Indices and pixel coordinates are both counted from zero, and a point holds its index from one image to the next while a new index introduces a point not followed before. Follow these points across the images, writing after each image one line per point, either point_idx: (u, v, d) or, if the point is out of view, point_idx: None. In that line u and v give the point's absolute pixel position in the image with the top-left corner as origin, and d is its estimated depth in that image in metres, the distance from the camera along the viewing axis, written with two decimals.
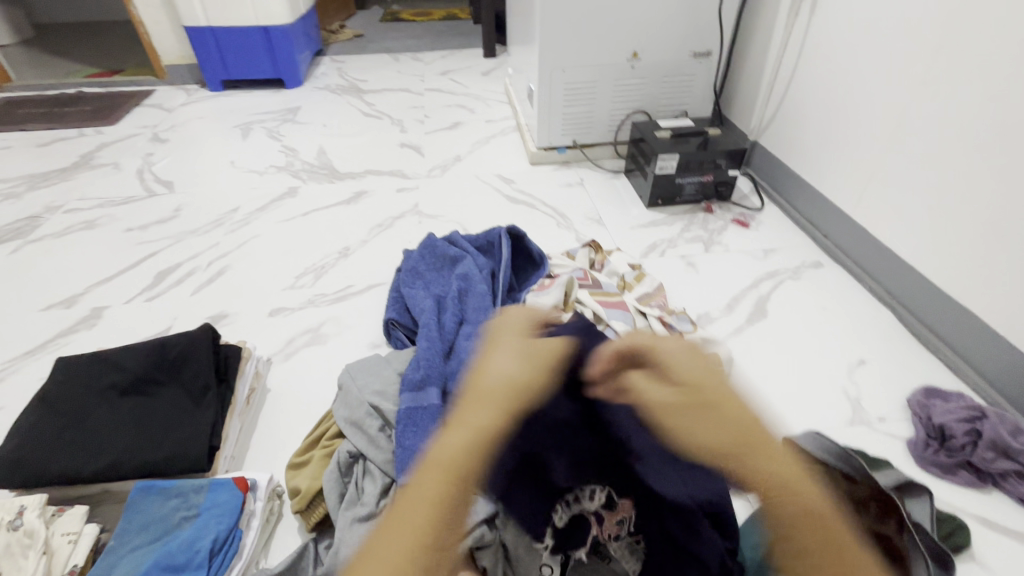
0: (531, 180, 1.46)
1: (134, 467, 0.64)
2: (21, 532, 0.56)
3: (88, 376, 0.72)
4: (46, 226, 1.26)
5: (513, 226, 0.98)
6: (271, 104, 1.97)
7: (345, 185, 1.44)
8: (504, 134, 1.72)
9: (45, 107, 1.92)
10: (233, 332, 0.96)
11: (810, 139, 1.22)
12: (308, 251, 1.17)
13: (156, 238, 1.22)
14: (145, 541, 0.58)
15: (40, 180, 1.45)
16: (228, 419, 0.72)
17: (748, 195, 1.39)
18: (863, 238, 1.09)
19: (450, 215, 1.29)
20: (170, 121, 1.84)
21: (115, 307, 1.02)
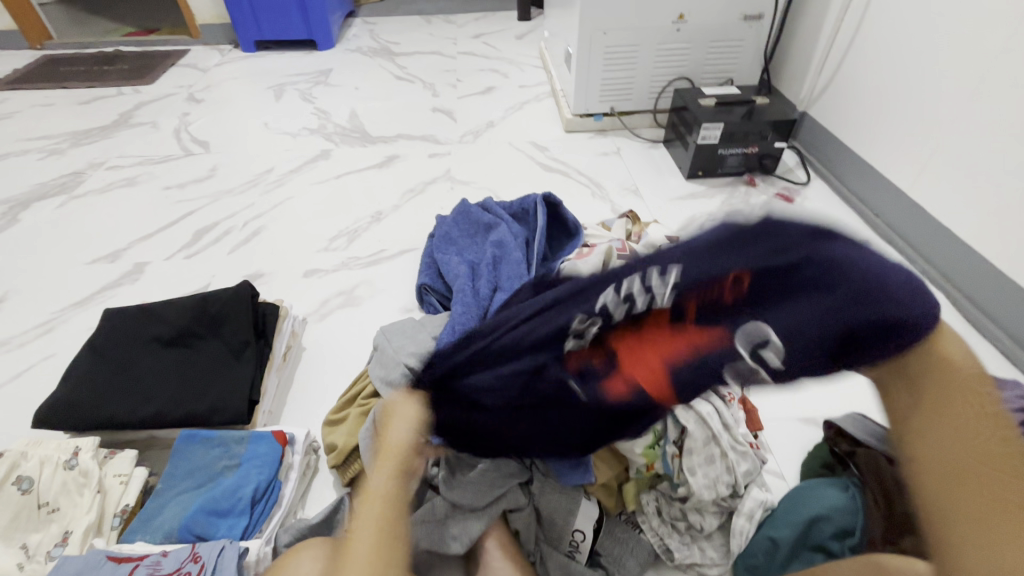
0: (566, 147, 1.42)
1: (178, 416, 0.66)
2: (76, 471, 0.59)
3: (135, 327, 0.74)
4: (90, 181, 1.29)
5: (549, 193, 0.96)
6: (303, 65, 1.95)
7: (377, 149, 1.43)
8: (538, 100, 1.67)
9: (85, 65, 1.94)
10: (269, 291, 0.97)
11: (867, 110, 1.14)
12: (342, 214, 1.17)
13: (193, 197, 1.24)
14: (190, 486, 0.60)
15: (83, 137, 1.48)
16: (266, 375, 0.73)
17: (793, 169, 1.32)
18: (919, 218, 1.02)
19: (482, 182, 1.27)
20: (205, 81, 1.84)
21: (156, 263, 1.04)
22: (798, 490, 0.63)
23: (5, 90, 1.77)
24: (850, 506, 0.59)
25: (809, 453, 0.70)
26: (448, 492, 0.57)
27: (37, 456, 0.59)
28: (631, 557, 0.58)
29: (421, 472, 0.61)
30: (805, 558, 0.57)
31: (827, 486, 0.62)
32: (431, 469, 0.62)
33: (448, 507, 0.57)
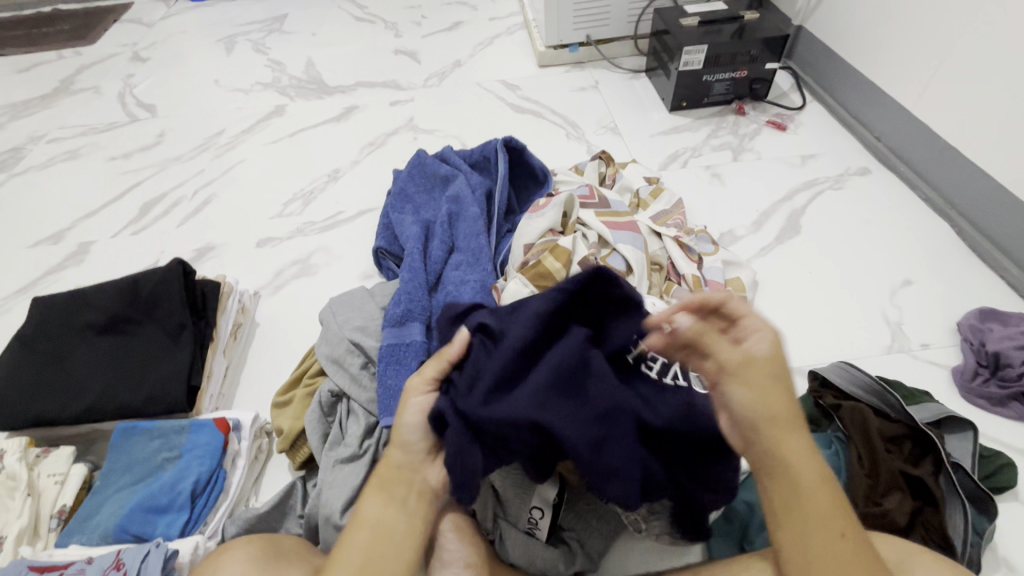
0: (539, 84, 1.30)
1: (114, 408, 0.62)
2: (4, 475, 0.55)
3: (63, 316, 0.69)
4: (30, 157, 1.21)
5: (511, 137, 0.87)
6: (256, 13, 1.79)
7: (335, 100, 1.32)
8: (510, 33, 1.52)
9: (22, 29, 1.80)
10: (220, 264, 0.91)
11: (870, 16, 1.01)
12: (297, 175, 1.09)
13: (140, 167, 1.15)
14: (128, 482, 0.57)
15: (23, 109, 1.38)
16: (209, 358, 0.69)
17: (788, 92, 1.20)
18: (925, 138, 0.92)
19: (447, 129, 1.17)
20: (151, 37, 1.70)
21: (102, 242, 0.98)
22: None
23: None
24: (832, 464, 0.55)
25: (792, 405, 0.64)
26: None
27: None
28: (597, 530, 0.55)
29: (370, 453, 0.57)
30: None
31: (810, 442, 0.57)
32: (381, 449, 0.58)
33: None
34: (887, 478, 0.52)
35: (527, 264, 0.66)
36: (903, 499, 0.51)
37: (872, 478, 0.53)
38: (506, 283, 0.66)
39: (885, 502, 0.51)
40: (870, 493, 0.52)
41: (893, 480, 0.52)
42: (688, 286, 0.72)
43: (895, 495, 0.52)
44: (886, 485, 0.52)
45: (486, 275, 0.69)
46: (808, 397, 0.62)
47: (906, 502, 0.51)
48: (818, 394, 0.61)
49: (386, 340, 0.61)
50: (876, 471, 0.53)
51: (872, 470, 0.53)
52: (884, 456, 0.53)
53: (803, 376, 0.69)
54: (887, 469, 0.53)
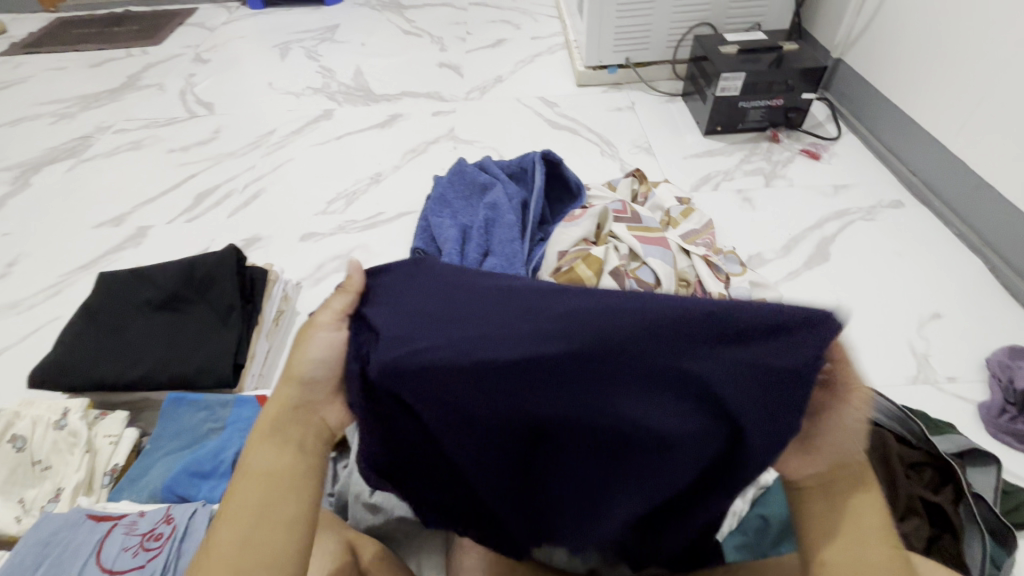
0: (577, 102, 1.34)
1: (165, 379, 0.66)
2: (66, 432, 0.60)
3: (125, 291, 0.74)
4: (97, 145, 1.29)
5: (549, 151, 0.90)
6: (310, 22, 1.89)
7: (380, 108, 1.38)
8: (551, 52, 1.57)
9: (96, 28, 1.93)
10: (266, 254, 0.97)
11: (910, 52, 1.02)
12: (341, 176, 1.14)
13: (196, 160, 1.23)
14: (175, 448, 0.61)
15: (93, 101, 1.48)
16: (254, 339, 0.73)
17: (823, 123, 1.21)
18: (961, 173, 0.93)
19: (486, 141, 1.22)
20: (212, 41, 1.80)
21: (158, 227, 1.05)
22: None
23: (20, 54, 1.78)
24: None
25: None
26: None
27: (30, 415, 0.61)
28: None
29: None
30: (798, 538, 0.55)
31: None
32: None
33: None
34: (904, 504, 0.53)
35: (560, 271, 0.69)
36: (922, 524, 0.52)
37: (888, 502, 0.53)
38: (538, 288, 0.70)
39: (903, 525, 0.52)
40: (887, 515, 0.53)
41: (910, 504, 0.53)
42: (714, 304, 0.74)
43: (913, 518, 0.52)
44: (901, 509, 0.53)
45: (519, 279, 0.73)
46: None
47: (925, 528, 0.51)
48: None
49: None
50: (894, 494, 0.54)
51: (889, 494, 0.54)
52: (904, 480, 0.54)
53: None
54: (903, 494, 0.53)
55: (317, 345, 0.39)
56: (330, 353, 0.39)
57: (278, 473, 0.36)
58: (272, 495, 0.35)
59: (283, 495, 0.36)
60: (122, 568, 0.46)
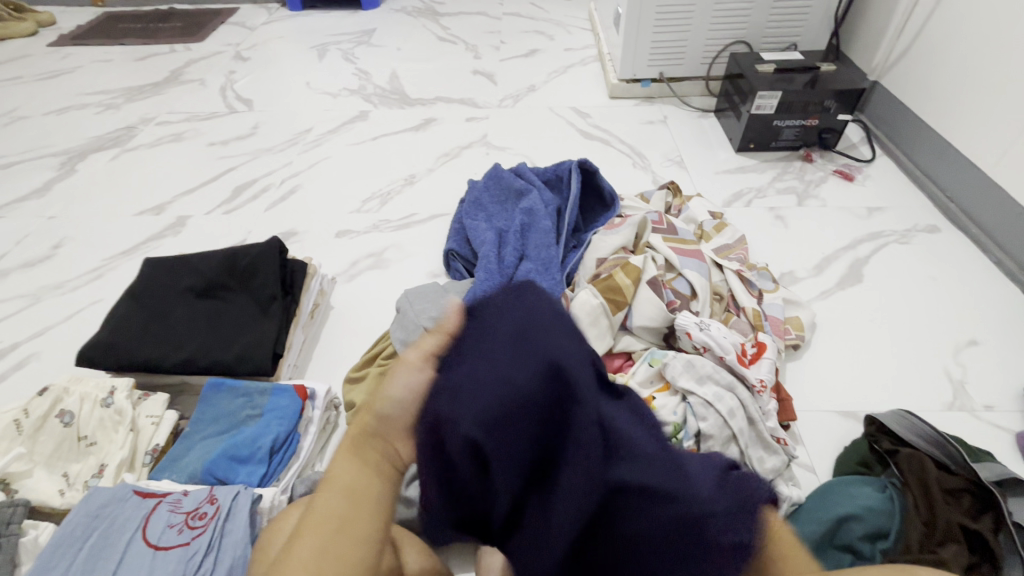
0: (609, 114, 1.35)
1: (206, 364, 0.68)
2: (112, 410, 0.62)
3: (169, 277, 0.76)
4: (140, 136, 1.33)
5: (586, 160, 0.91)
6: (347, 25, 1.93)
7: (415, 111, 1.41)
8: (583, 64, 1.59)
9: (142, 23, 1.99)
10: (301, 249, 0.99)
11: (950, 77, 1.02)
12: (376, 176, 1.17)
13: (234, 154, 1.26)
14: (214, 432, 0.63)
15: (137, 93, 1.53)
16: (292, 330, 0.74)
17: (857, 144, 1.21)
18: (1000, 201, 0.92)
19: (519, 148, 1.24)
20: (252, 40, 1.85)
21: (197, 217, 1.07)
22: (831, 483, 0.59)
23: (68, 45, 1.84)
24: (886, 508, 0.55)
25: (844, 448, 0.65)
26: None
27: (78, 392, 0.63)
28: None
29: None
30: (832, 558, 0.54)
31: (862, 484, 0.58)
32: None
33: None
34: (942, 528, 0.52)
35: (598, 277, 0.70)
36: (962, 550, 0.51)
37: (925, 527, 0.53)
38: (574, 293, 0.70)
39: (942, 551, 0.51)
40: (925, 540, 0.52)
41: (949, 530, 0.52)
42: (748, 319, 0.74)
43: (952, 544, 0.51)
44: (939, 534, 0.52)
45: (555, 284, 0.74)
46: (863, 440, 0.63)
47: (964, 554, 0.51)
48: (874, 438, 0.62)
49: None
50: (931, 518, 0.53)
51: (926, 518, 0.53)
52: (941, 505, 0.54)
53: (858, 421, 0.69)
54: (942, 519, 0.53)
55: (401, 380, 0.38)
56: (411, 391, 0.38)
57: (357, 487, 0.36)
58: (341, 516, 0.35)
59: (358, 512, 0.35)
60: (168, 544, 0.48)
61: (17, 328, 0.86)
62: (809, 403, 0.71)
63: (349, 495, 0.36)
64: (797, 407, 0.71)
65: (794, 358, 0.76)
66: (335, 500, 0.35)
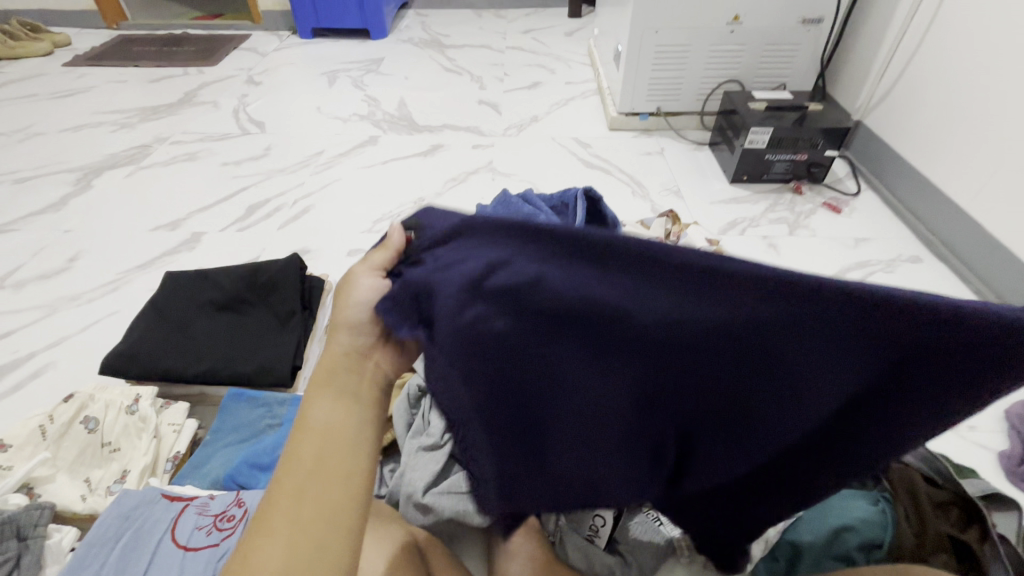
0: (608, 145, 1.42)
1: (228, 374, 0.70)
2: (136, 416, 0.64)
3: (191, 290, 0.79)
4: (155, 154, 1.37)
5: (590, 188, 0.96)
6: (356, 54, 2.00)
7: (423, 137, 1.46)
8: (584, 97, 1.67)
9: (156, 46, 2.06)
10: (314, 266, 1.02)
11: (929, 119, 1.10)
12: (386, 198, 1.21)
13: (247, 174, 1.30)
14: (234, 440, 0.65)
15: (152, 113, 1.57)
16: (309, 343, 0.77)
17: (843, 179, 1.28)
18: (977, 234, 0.98)
19: (523, 175, 1.29)
20: (264, 65, 1.92)
21: (211, 233, 1.11)
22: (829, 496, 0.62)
23: (83, 66, 1.89)
24: (878, 519, 0.58)
25: None
26: None
27: (103, 399, 0.66)
28: (647, 549, 0.58)
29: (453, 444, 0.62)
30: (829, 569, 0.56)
31: (856, 497, 0.60)
32: None
33: None
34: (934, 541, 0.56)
35: None
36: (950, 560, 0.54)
37: (917, 538, 0.56)
38: None
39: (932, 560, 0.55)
40: (917, 549, 0.56)
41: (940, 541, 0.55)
42: None
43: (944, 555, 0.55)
44: (930, 546, 0.55)
45: None
46: None
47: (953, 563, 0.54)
48: None
49: None
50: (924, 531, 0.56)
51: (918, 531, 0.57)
52: (931, 516, 0.57)
53: None
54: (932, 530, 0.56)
55: (360, 289, 0.42)
56: (376, 295, 0.43)
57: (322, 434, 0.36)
58: (334, 454, 0.35)
59: (336, 453, 0.35)
60: (197, 545, 0.49)
61: (32, 338, 0.88)
62: None
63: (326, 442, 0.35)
64: None
65: None
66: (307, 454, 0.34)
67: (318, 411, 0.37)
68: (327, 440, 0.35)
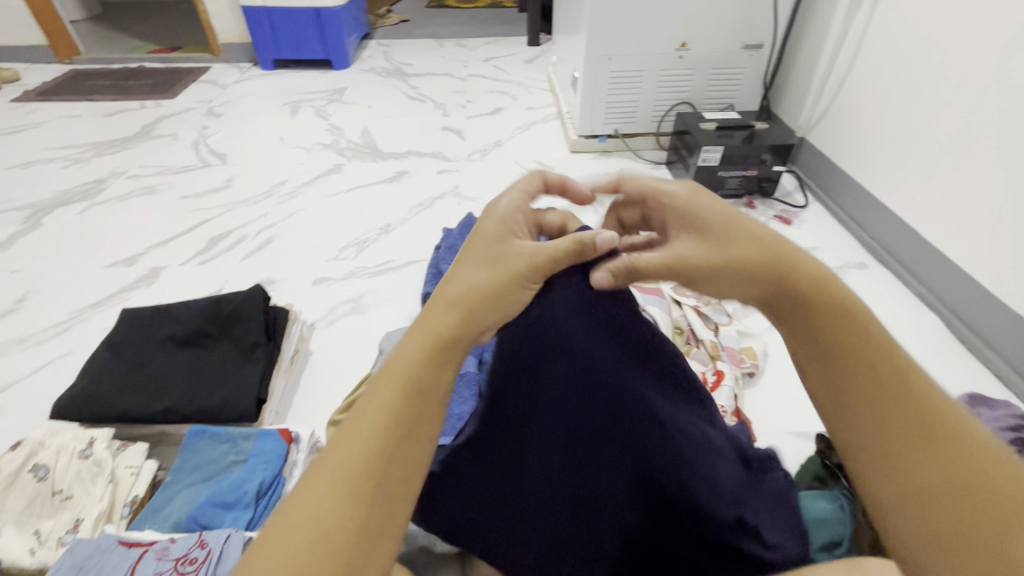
0: (570, 167, 1.46)
1: (189, 411, 0.68)
2: (91, 461, 0.62)
3: (149, 326, 0.77)
4: (110, 189, 1.34)
5: (552, 209, 0.99)
6: (319, 84, 2.01)
7: (388, 164, 1.47)
8: (545, 121, 1.72)
9: (111, 80, 2.02)
10: (279, 296, 1.01)
11: (864, 135, 1.18)
12: (352, 226, 1.21)
13: (208, 206, 1.28)
14: (197, 479, 0.63)
15: (106, 147, 1.54)
16: (274, 375, 0.76)
17: (792, 193, 1.35)
18: (916, 242, 1.05)
19: (489, 198, 1.31)
20: (224, 97, 1.91)
21: (171, 268, 1.08)
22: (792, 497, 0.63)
23: (33, 101, 1.85)
24: (838, 516, 0.60)
25: (802, 464, 0.71)
26: None
27: (55, 445, 0.63)
28: None
29: None
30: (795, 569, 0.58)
31: (818, 496, 0.63)
32: None
33: None
34: None
35: None
36: None
37: (875, 534, 0.59)
38: None
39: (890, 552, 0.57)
40: (876, 542, 0.59)
41: None
42: (706, 350, 0.82)
43: None
44: None
45: None
46: (816, 457, 0.69)
47: None
48: (825, 453, 0.69)
49: None
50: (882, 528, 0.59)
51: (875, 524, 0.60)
52: None
53: (811, 440, 0.76)
54: None
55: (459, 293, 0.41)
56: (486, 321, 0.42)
57: (365, 446, 0.34)
58: (366, 459, 0.34)
59: (366, 461, 0.34)
60: None
61: None
62: (770, 424, 0.77)
63: (355, 446, 0.34)
64: (758, 430, 0.77)
65: (751, 385, 0.83)
66: (339, 461, 0.33)
67: (367, 411, 0.35)
68: (362, 450, 0.34)
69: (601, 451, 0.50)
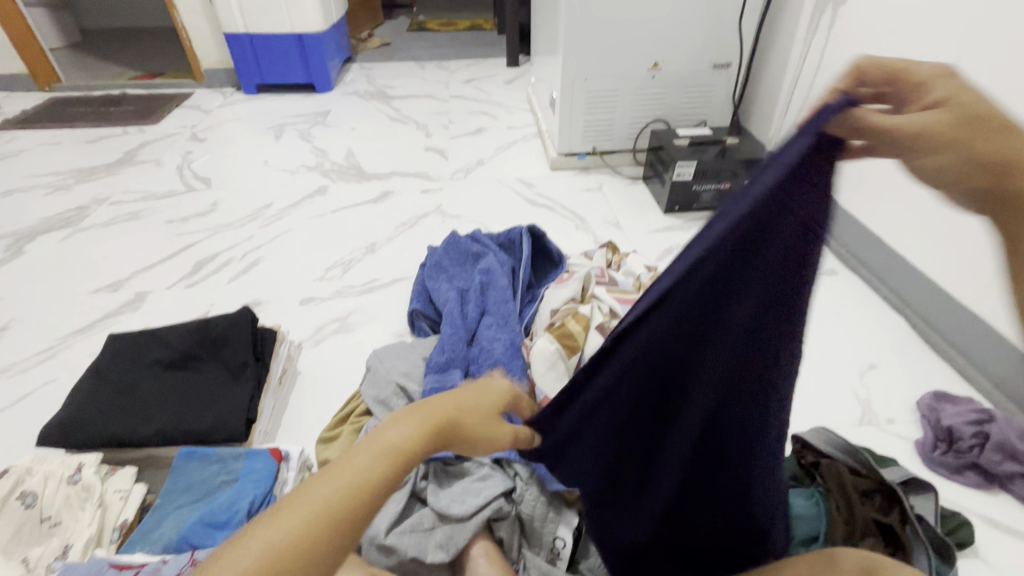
0: (551, 183, 1.50)
1: (178, 434, 0.69)
2: (79, 486, 0.62)
3: (137, 350, 0.77)
4: (93, 216, 1.34)
5: (534, 225, 1.02)
6: (302, 107, 2.04)
7: (372, 185, 1.50)
8: (525, 140, 1.77)
9: (92, 107, 2.03)
10: (266, 318, 1.02)
11: None
12: (337, 246, 1.23)
13: (193, 230, 1.29)
14: (189, 501, 0.63)
15: (88, 174, 1.54)
16: (263, 395, 0.77)
17: None
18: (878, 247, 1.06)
19: (472, 216, 1.34)
20: (208, 122, 1.92)
21: (157, 292, 1.08)
22: None
23: (13, 129, 1.84)
24: (813, 513, 0.63)
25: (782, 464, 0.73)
26: (435, 502, 0.62)
27: (42, 471, 0.63)
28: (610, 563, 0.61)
29: (410, 484, 0.65)
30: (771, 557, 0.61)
31: (794, 494, 0.66)
32: (420, 482, 0.65)
33: (436, 518, 0.62)
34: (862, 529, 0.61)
35: (554, 326, 0.78)
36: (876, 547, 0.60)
37: (848, 528, 0.61)
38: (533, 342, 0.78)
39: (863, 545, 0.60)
40: (849, 536, 0.61)
41: (867, 527, 0.61)
42: None
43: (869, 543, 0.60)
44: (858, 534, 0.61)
45: (515, 334, 0.81)
46: (792, 457, 0.72)
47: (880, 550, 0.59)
48: (801, 454, 0.71)
49: (430, 383, 0.71)
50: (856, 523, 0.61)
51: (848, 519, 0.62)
52: (860, 506, 0.62)
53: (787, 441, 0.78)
54: (859, 518, 0.62)
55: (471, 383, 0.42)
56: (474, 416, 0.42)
57: (341, 497, 0.32)
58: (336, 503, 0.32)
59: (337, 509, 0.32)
60: None
61: None
62: None
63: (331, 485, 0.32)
64: None
65: None
66: (317, 498, 0.31)
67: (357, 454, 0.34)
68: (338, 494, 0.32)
69: (737, 421, 0.45)
